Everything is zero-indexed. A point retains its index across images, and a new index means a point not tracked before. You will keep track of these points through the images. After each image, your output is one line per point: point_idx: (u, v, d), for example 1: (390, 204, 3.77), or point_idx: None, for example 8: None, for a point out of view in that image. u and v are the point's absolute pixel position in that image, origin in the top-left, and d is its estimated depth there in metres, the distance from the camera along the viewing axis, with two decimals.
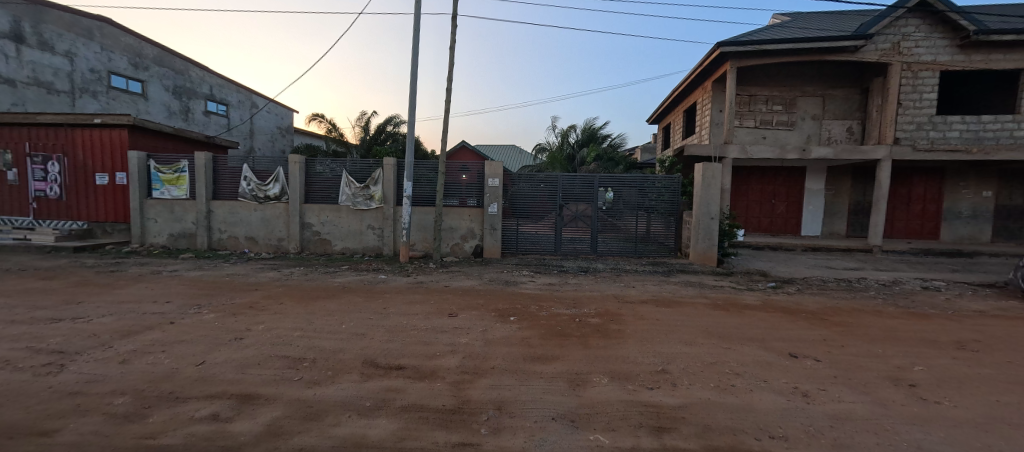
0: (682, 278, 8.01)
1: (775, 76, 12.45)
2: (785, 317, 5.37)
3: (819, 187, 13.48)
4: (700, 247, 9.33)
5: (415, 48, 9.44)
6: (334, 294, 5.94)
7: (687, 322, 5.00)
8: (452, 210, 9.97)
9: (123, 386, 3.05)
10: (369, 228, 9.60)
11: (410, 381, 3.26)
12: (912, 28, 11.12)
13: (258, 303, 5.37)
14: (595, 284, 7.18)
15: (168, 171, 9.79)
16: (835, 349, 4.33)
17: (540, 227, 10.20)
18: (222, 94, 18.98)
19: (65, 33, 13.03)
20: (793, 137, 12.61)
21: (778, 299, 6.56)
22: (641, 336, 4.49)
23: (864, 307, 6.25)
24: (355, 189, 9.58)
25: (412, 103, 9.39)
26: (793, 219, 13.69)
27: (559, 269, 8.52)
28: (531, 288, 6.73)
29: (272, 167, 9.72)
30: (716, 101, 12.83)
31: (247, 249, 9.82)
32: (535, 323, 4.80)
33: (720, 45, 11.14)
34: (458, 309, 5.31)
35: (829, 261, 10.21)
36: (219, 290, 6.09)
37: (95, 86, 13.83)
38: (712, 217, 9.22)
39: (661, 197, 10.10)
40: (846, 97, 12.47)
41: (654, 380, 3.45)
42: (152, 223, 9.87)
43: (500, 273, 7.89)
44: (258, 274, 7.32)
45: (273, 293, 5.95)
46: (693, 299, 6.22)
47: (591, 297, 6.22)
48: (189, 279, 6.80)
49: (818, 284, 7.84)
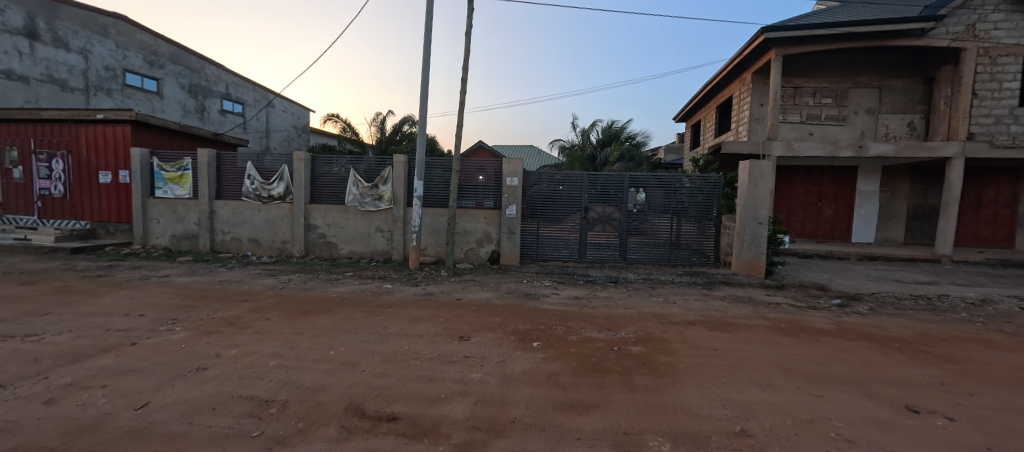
0: (728, 292, 6.97)
1: (825, 66, 11.15)
2: (875, 349, 4.28)
3: (872, 188, 12.10)
4: (745, 256, 8.24)
5: (428, 36, 8.70)
6: (330, 308, 5.20)
7: (753, 353, 4.00)
8: (466, 212, 9.17)
9: (30, 441, 2.32)
10: (378, 231, 8.89)
11: (402, 442, 2.41)
12: (991, 7, 9.57)
13: (242, 318, 4.70)
14: (629, 299, 6.20)
15: (171, 169, 9.32)
16: (963, 400, 3.25)
17: (563, 231, 9.28)
18: (238, 93, 18.83)
19: (81, 30, 12.95)
20: (845, 133, 11.29)
21: (852, 321, 5.46)
22: (700, 373, 3.52)
23: (965, 334, 5.05)
24: (363, 188, 8.89)
25: (424, 96, 8.67)
26: (841, 224, 12.36)
27: (586, 280, 7.58)
28: (555, 303, 5.84)
29: (278, 165, 9.15)
30: (756, 94, 11.67)
31: (251, 252, 9.27)
32: (563, 353, 3.91)
33: (764, 31, 9.97)
34: (470, 331, 4.47)
35: (895, 273, 8.91)
36: (205, 301, 5.45)
37: (110, 84, 13.73)
38: (761, 222, 8.10)
39: (698, 198, 9.05)
40: (907, 88, 11.07)
41: (734, 447, 2.50)
42: (155, 223, 9.43)
43: (519, 284, 7.01)
44: (254, 281, 6.67)
45: (262, 305, 5.26)
46: (751, 321, 5.18)
47: (625, 316, 5.27)
48: (176, 286, 6.17)
49: (892, 302, 6.62)
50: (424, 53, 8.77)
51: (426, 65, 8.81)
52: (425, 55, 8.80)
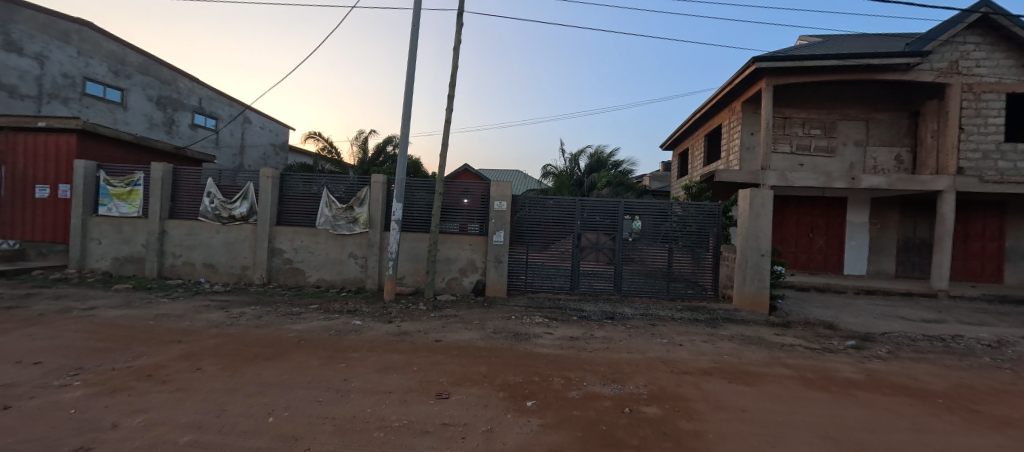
0: (734, 331, 6.38)
1: (813, 97, 11.25)
2: (927, 411, 3.67)
3: (862, 220, 12.05)
4: (747, 290, 7.76)
5: (413, 51, 8.23)
6: (282, 353, 4.30)
7: (792, 417, 3.33)
8: (449, 238, 8.46)
9: None
10: (351, 257, 8.06)
11: None
12: (972, 46, 9.85)
13: (166, 367, 3.75)
14: (631, 341, 5.50)
15: (119, 184, 8.35)
16: None
17: (553, 260, 8.64)
18: (212, 107, 18.01)
19: (38, 34, 12.06)
20: (834, 164, 11.29)
21: (880, 369, 4.92)
22: (741, 449, 2.79)
23: (1007, 385, 4.54)
24: (336, 209, 8.10)
25: (407, 113, 8.13)
26: (833, 255, 12.21)
27: (579, 316, 6.86)
28: (549, 345, 5.12)
29: (242, 182, 8.31)
30: (747, 123, 11.64)
31: (204, 279, 8.24)
32: (564, 418, 3.15)
33: (755, 60, 9.98)
34: (450, 384, 3.66)
35: (897, 310, 8.57)
36: (126, 343, 4.45)
37: (68, 92, 12.74)
38: (763, 254, 7.68)
39: (695, 226, 8.61)
40: (892, 122, 11.25)
41: None
42: (96, 244, 8.35)
43: (507, 321, 6.24)
44: (198, 315, 5.70)
45: (197, 349, 4.31)
46: (772, 369, 4.55)
47: (630, 362, 4.58)
48: (98, 322, 5.14)
49: (909, 344, 6.16)
50: (409, 68, 8.29)
51: (410, 81, 8.32)
52: (410, 70, 8.32)
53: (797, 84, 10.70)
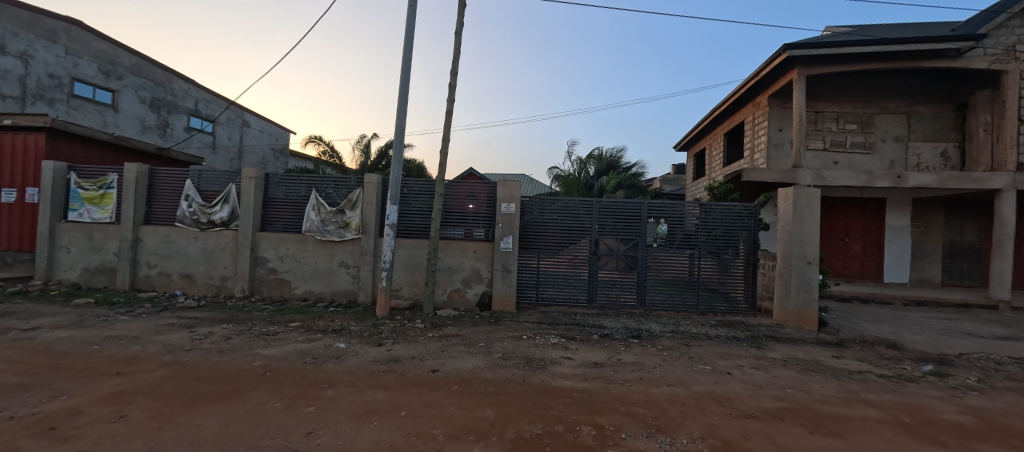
0: (785, 353, 5.42)
1: (848, 89, 10.31)
2: None
3: (903, 223, 10.98)
4: (792, 303, 6.80)
5: (410, 36, 7.42)
6: (238, 393, 3.41)
7: None
8: (451, 245, 7.61)
9: None
10: (342, 266, 7.23)
11: None
12: None
13: (80, 415, 2.89)
14: (667, 367, 4.58)
15: (90, 187, 7.64)
16: None
17: (567, 268, 7.74)
18: (208, 110, 17.50)
19: (23, 33, 11.56)
20: (873, 161, 10.31)
21: (990, 408, 3.90)
22: None
23: None
24: (326, 213, 7.28)
25: (403, 106, 7.32)
26: (871, 261, 11.13)
27: (601, 334, 5.94)
28: (570, 374, 4.21)
29: (224, 184, 7.56)
30: (774, 118, 10.71)
31: (181, 291, 7.47)
32: None
33: (787, 48, 9.06)
34: (445, 441, 2.75)
35: (960, 324, 7.51)
36: (49, 377, 3.60)
37: (55, 93, 12.24)
38: (810, 262, 6.69)
39: (726, 231, 7.65)
40: (937, 115, 10.24)
41: None
42: (65, 253, 7.62)
43: (518, 342, 5.36)
44: (157, 336, 4.90)
45: (133, 386, 3.44)
46: (856, 410, 3.59)
47: (673, 401, 3.64)
48: (32, 347, 4.32)
49: (998, 370, 5.15)
50: (404, 57, 7.46)
51: (406, 71, 7.52)
52: (406, 59, 7.51)
53: (832, 74, 9.76)
